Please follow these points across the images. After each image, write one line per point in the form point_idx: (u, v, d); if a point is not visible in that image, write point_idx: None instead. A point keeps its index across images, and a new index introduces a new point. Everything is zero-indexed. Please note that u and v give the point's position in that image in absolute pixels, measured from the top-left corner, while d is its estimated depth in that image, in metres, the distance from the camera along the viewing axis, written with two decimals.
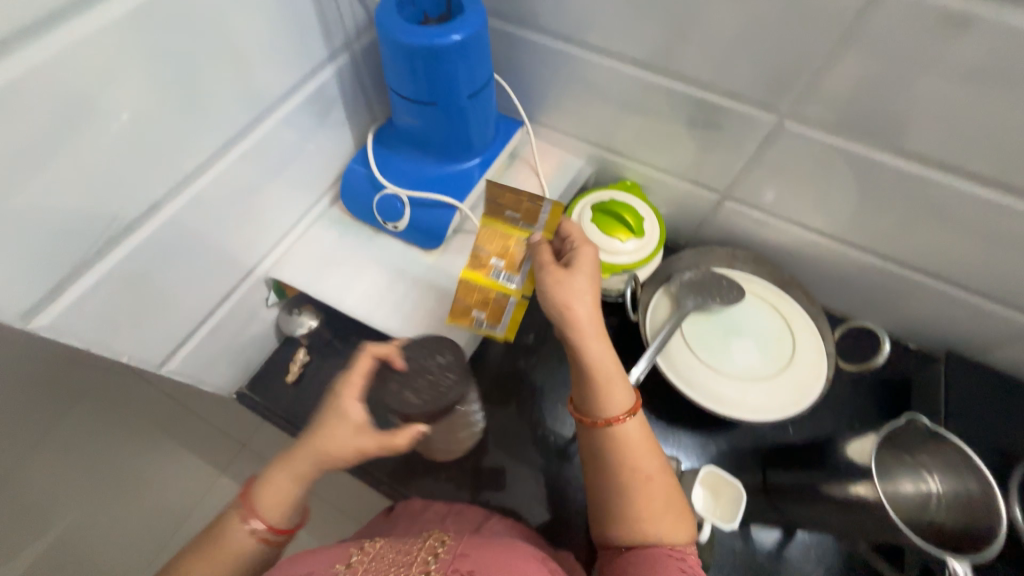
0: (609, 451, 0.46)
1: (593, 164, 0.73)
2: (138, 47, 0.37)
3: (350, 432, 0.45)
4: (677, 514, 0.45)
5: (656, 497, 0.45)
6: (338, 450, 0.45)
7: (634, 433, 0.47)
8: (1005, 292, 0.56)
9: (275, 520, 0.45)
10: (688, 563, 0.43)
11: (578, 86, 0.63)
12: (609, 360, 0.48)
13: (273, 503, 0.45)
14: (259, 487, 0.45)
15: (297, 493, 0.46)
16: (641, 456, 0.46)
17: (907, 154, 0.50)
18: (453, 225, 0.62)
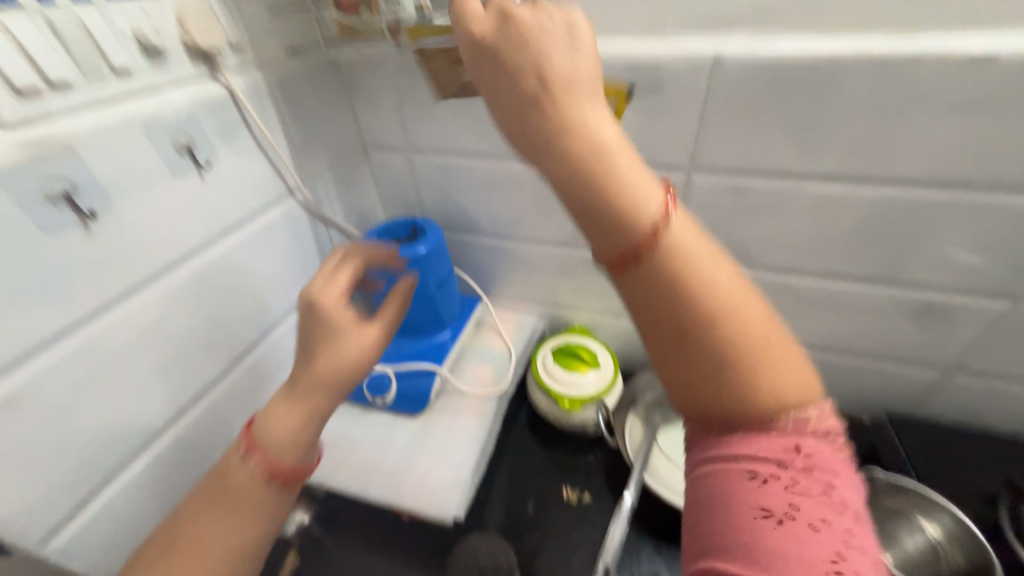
0: (673, 291, 0.30)
1: (546, 319, 0.88)
2: (184, 298, 0.50)
3: (354, 335, 0.51)
4: (801, 368, 0.32)
5: (767, 395, 0.30)
6: (337, 358, 0.49)
7: (713, 277, 0.31)
8: (897, 353, 0.68)
9: (293, 424, 0.46)
10: (802, 459, 0.30)
11: (519, 264, 0.82)
12: (642, 184, 0.31)
13: (276, 436, 0.46)
14: (261, 421, 0.46)
15: (297, 418, 0.47)
16: (754, 369, 0.30)
17: (767, 268, 0.67)
18: (435, 390, 0.71)
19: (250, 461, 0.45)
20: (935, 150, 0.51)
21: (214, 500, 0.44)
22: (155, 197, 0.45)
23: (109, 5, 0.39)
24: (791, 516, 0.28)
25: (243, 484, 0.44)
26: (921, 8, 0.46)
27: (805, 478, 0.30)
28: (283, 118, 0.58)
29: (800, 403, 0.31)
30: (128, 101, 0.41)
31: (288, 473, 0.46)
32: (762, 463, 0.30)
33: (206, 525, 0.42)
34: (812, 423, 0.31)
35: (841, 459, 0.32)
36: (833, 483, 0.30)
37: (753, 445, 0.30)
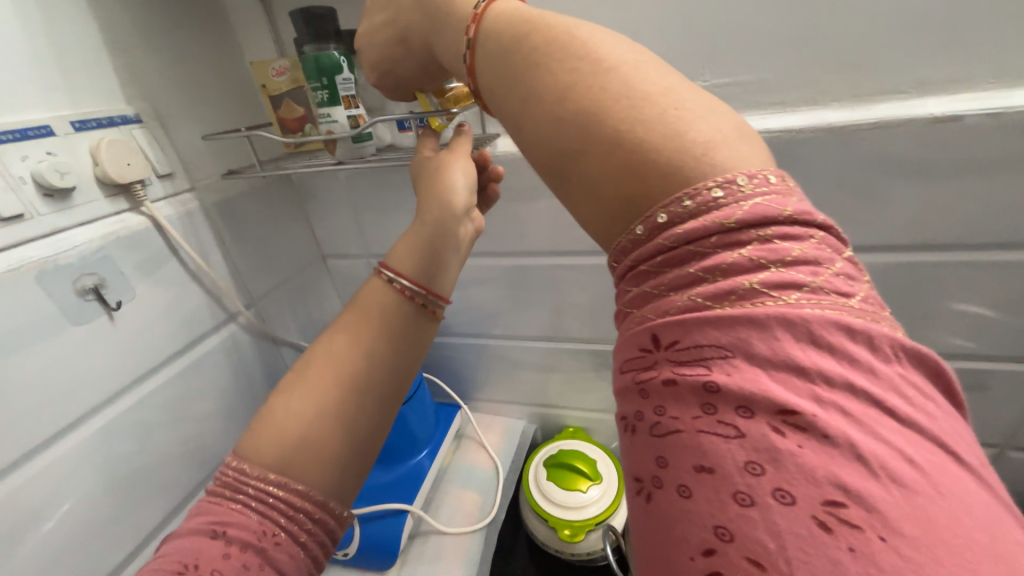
0: (561, 132, 0.25)
1: (536, 420, 0.79)
2: (82, 469, 0.41)
3: (385, 286, 0.37)
4: (666, 148, 0.23)
5: (602, 159, 0.24)
6: (362, 308, 0.36)
7: (549, 71, 0.26)
8: None
9: (424, 245, 0.39)
10: (731, 368, 0.20)
11: (500, 364, 0.75)
12: (512, 24, 0.28)
13: (409, 250, 0.38)
14: (399, 245, 0.39)
15: (300, 403, 0.34)
16: (583, 148, 0.25)
17: None
18: (407, 533, 0.59)
19: (393, 279, 0.37)
20: (927, 215, 0.47)
21: (352, 319, 0.36)
22: (49, 349, 0.38)
23: (3, 152, 0.36)
24: (651, 436, 0.22)
25: (381, 303, 0.37)
26: (873, 81, 0.45)
27: (670, 389, 0.21)
28: (225, 242, 0.54)
29: (656, 197, 0.23)
30: (19, 250, 0.37)
31: (427, 294, 0.37)
32: (631, 365, 0.24)
33: (346, 345, 0.35)
34: (675, 303, 0.22)
35: (740, 326, 0.20)
36: (714, 386, 0.20)
37: (620, 347, 0.25)
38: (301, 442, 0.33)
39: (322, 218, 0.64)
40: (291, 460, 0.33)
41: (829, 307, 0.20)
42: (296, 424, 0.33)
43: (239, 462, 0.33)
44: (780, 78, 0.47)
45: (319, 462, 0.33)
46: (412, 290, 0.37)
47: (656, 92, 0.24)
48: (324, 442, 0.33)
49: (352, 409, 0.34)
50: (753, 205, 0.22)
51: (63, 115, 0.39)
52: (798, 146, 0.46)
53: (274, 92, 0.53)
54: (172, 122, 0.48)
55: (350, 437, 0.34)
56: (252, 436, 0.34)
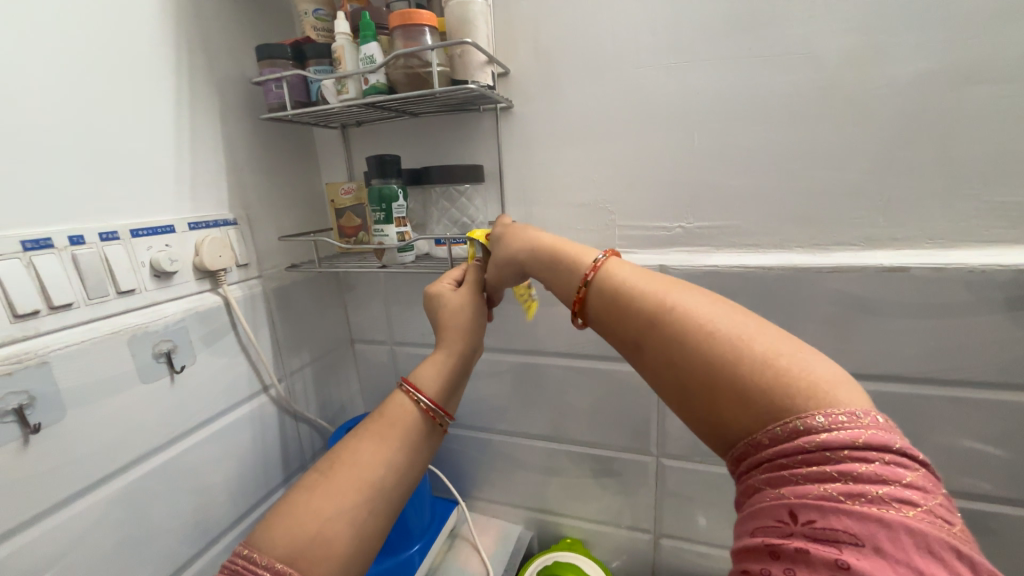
0: (691, 353, 0.30)
1: (532, 526, 0.77)
2: (103, 521, 0.44)
3: (409, 401, 0.44)
4: (794, 374, 0.27)
5: (731, 372, 0.28)
6: (390, 416, 0.43)
7: (672, 300, 0.32)
8: None
9: (446, 372, 0.48)
10: (862, 553, 0.22)
11: (502, 461, 0.76)
12: (626, 275, 0.36)
13: (429, 375, 0.47)
14: (421, 368, 0.48)
15: (328, 492, 0.37)
16: (713, 362, 0.29)
17: None
18: None
19: (416, 397, 0.44)
20: (895, 349, 0.52)
21: (373, 426, 0.42)
22: (116, 401, 0.44)
23: (138, 243, 0.47)
24: None
25: (404, 416, 0.43)
26: (830, 233, 0.54)
27: (805, 559, 0.23)
28: (274, 323, 0.62)
29: (790, 411, 0.26)
30: (121, 316, 0.46)
31: (442, 413, 0.46)
32: (763, 530, 0.26)
33: (369, 448, 0.40)
34: (810, 490, 0.25)
35: (874, 523, 0.23)
36: (845, 563, 0.22)
37: (751, 512, 0.27)
38: (319, 538, 0.35)
39: (357, 307, 0.73)
40: (305, 551, 0.34)
41: (942, 531, 0.23)
42: (320, 518, 0.35)
43: (250, 551, 0.34)
44: (752, 225, 0.56)
45: (329, 557, 0.35)
46: (432, 409, 0.44)
47: (770, 334, 0.29)
48: (342, 538, 0.35)
49: (368, 508, 0.37)
50: (875, 431, 0.25)
51: (185, 217, 0.51)
52: (771, 281, 0.54)
53: (339, 206, 0.64)
54: (258, 224, 0.61)
55: (363, 539, 0.37)
56: (273, 527, 0.35)
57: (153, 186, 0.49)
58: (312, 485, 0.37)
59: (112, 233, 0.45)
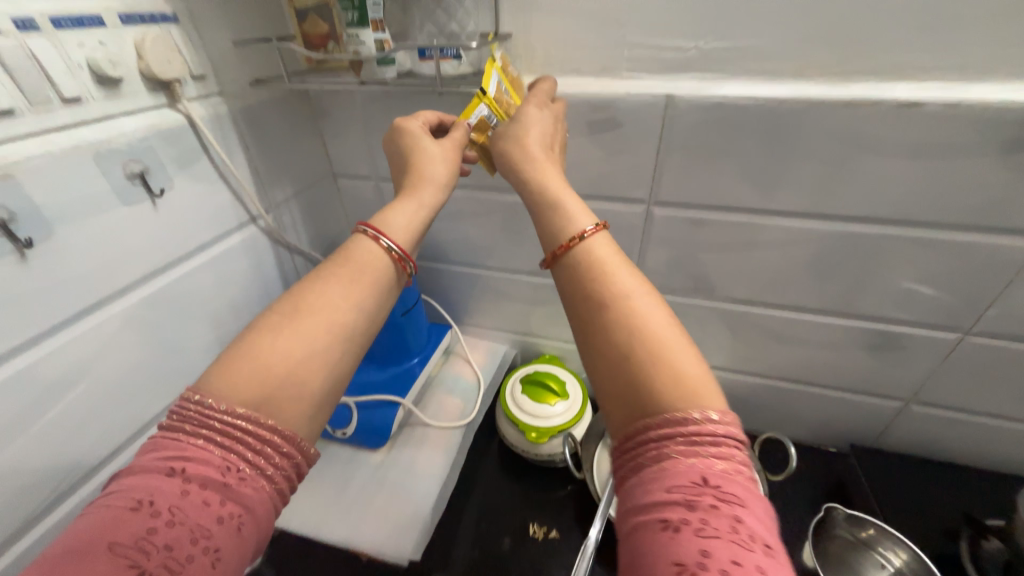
0: (643, 339, 0.35)
1: (516, 346, 0.88)
2: (124, 333, 0.47)
3: (372, 244, 0.41)
4: (702, 383, 0.34)
5: (672, 366, 0.34)
6: (357, 260, 0.40)
7: (632, 302, 0.37)
8: (855, 384, 0.70)
9: (413, 221, 0.44)
10: (743, 512, 0.30)
11: (490, 293, 0.82)
12: (605, 258, 0.39)
13: (399, 219, 0.43)
14: (381, 214, 0.44)
15: (292, 336, 0.35)
16: (650, 363, 0.34)
17: (727, 297, 0.68)
18: (396, 422, 0.68)
19: (383, 243, 0.41)
20: (878, 190, 0.53)
21: (340, 269, 0.40)
22: (103, 222, 0.43)
23: (65, 38, 0.39)
24: (696, 533, 0.28)
25: (371, 262, 0.40)
26: (855, 59, 0.49)
27: (715, 513, 0.29)
28: (249, 148, 0.58)
29: (704, 404, 0.33)
30: (76, 130, 0.41)
31: (410, 259, 0.43)
32: (680, 489, 0.30)
33: (335, 288, 0.38)
34: (718, 464, 0.31)
35: (749, 491, 0.31)
36: (739, 517, 0.29)
37: (664, 474, 0.31)
38: (289, 377, 0.34)
39: (335, 137, 0.68)
40: (272, 390, 0.34)
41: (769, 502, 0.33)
42: (293, 355, 0.35)
43: (206, 397, 0.33)
44: (776, 47, 0.50)
45: (300, 394, 0.34)
46: (400, 254, 0.42)
47: (687, 341, 0.36)
48: (313, 378, 0.35)
49: (336, 352, 0.37)
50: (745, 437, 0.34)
51: (112, 6, 0.42)
52: (779, 115, 0.51)
53: (299, 5, 0.53)
54: (205, 24, 0.51)
55: (336, 376, 0.37)
56: (238, 362, 0.34)
57: None
58: (278, 326, 0.36)
59: (29, 21, 0.37)
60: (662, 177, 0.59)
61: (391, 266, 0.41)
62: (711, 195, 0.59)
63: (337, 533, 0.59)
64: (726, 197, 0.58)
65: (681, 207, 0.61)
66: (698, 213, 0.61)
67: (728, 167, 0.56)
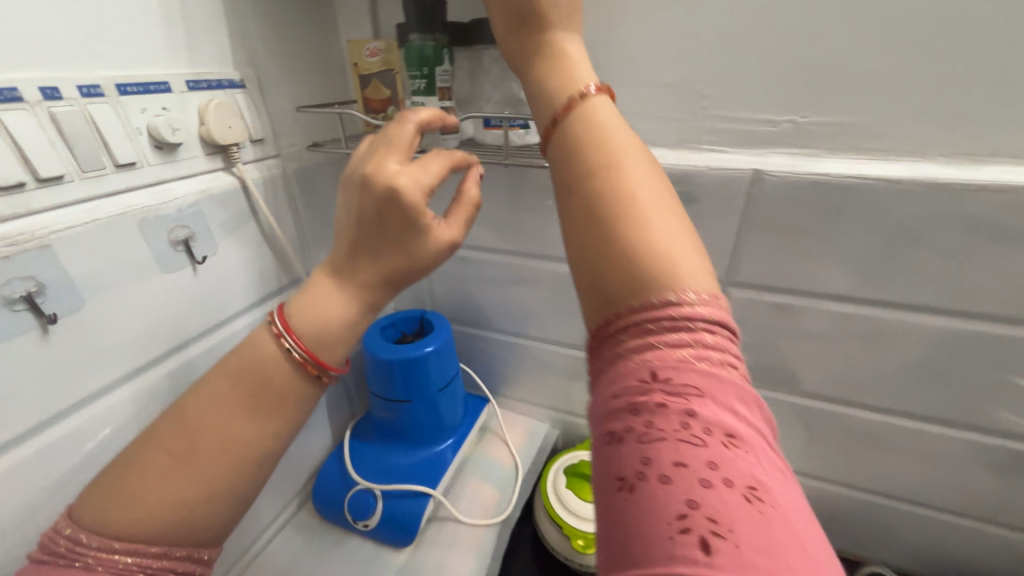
0: (620, 242, 0.27)
1: (558, 425, 0.79)
2: (143, 411, 0.43)
3: (274, 346, 0.34)
4: (681, 269, 0.26)
5: (645, 257, 0.26)
6: (258, 364, 0.33)
7: (640, 205, 0.28)
8: (978, 510, 0.57)
9: (333, 319, 0.34)
10: (697, 419, 0.23)
11: (533, 365, 0.75)
12: (589, 130, 0.31)
13: (317, 315, 0.34)
14: (301, 296, 0.35)
15: (187, 470, 0.32)
16: (654, 268, 0.26)
17: (813, 393, 0.58)
18: (425, 517, 0.59)
19: (285, 343, 0.34)
20: (1016, 285, 0.44)
21: (239, 387, 0.33)
22: (138, 290, 0.40)
23: (129, 104, 0.38)
24: (639, 442, 0.23)
25: (273, 370, 0.34)
26: (981, 136, 0.43)
27: (660, 412, 0.24)
28: (297, 210, 0.55)
29: (681, 288, 0.26)
30: (126, 195, 0.39)
31: (324, 367, 0.34)
32: (625, 390, 0.25)
33: (225, 409, 0.33)
34: (677, 355, 0.25)
35: (714, 385, 0.24)
36: (691, 411, 0.23)
37: (615, 375, 0.26)
38: (183, 515, 0.31)
39: None
40: (163, 531, 0.31)
41: (759, 412, 0.25)
42: (185, 497, 0.31)
43: (76, 531, 0.31)
44: (881, 123, 0.45)
45: (195, 527, 0.32)
46: (306, 359, 0.34)
47: (675, 232, 0.27)
48: (212, 508, 0.32)
49: (240, 479, 0.33)
50: (731, 338, 0.26)
51: (180, 73, 0.41)
52: (890, 197, 0.45)
53: (364, 71, 0.52)
54: (269, 89, 0.50)
55: (233, 507, 0.34)
56: (92, 497, 0.32)
57: (135, 28, 0.38)
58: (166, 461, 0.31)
59: (95, 87, 0.36)
60: (742, 258, 0.52)
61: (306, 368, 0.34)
62: (800, 280, 0.51)
63: None
64: (818, 283, 0.51)
65: (763, 290, 0.53)
66: (783, 298, 0.53)
67: (822, 251, 0.49)
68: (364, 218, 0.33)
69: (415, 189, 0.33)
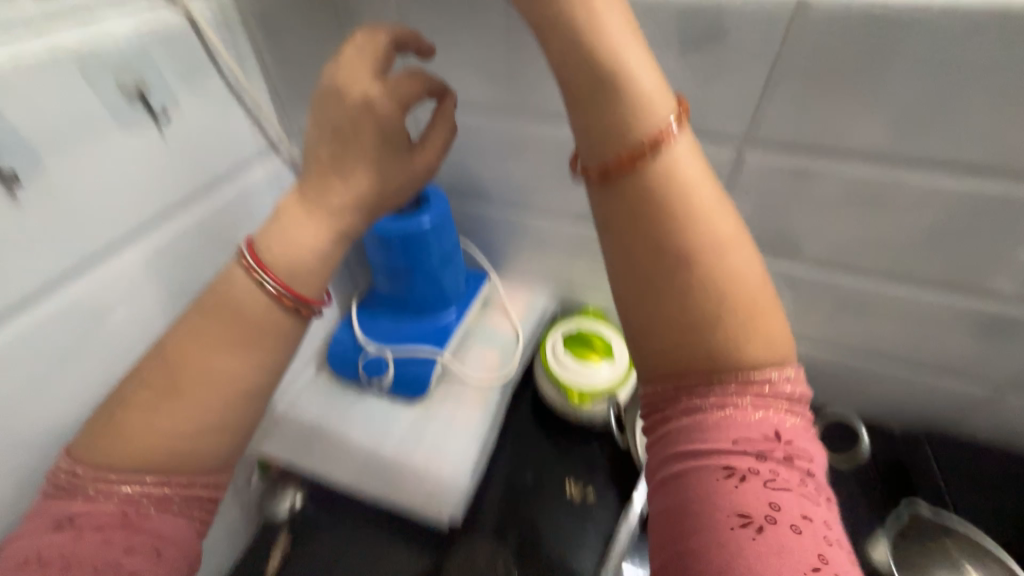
0: (705, 287, 0.30)
1: (557, 299, 0.81)
2: (142, 281, 0.42)
3: (249, 280, 0.36)
4: (749, 305, 0.31)
5: (725, 300, 0.30)
6: (235, 302, 0.36)
7: (701, 202, 0.31)
8: (946, 367, 0.61)
9: (312, 249, 0.38)
10: (788, 440, 0.30)
11: (533, 240, 0.73)
12: (672, 153, 0.30)
13: (297, 244, 0.37)
14: (270, 230, 0.37)
15: (177, 404, 0.34)
16: (738, 325, 0.30)
17: (813, 262, 0.58)
18: (434, 377, 0.65)
19: (258, 277, 0.36)
20: None
21: (212, 320, 0.36)
22: (100, 148, 0.36)
23: None
24: (746, 478, 0.29)
25: (250, 308, 0.36)
26: None
27: (784, 463, 0.30)
28: (263, 60, 0.48)
29: (760, 314, 0.31)
30: (51, 28, 0.33)
31: (303, 300, 0.37)
32: (746, 440, 0.29)
33: (201, 346, 0.35)
34: (785, 392, 0.31)
35: (800, 419, 0.31)
36: (809, 470, 0.31)
37: (731, 424, 0.30)
38: (180, 444, 0.35)
39: None
40: (163, 460, 0.34)
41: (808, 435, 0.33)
42: (179, 429, 0.34)
43: (76, 465, 0.34)
44: None
45: (194, 458, 0.35)
46: (284, 293, 0.36)
47: (742, 263, 0.31)
48: (206, 438, 0.35)
49: (231, 410, 0.36)
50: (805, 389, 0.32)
51: None
52: (945, 35, 0.39)
53: None
54: None
55: (227, 439, 0.36)
56: (87, 436, 0.35)
57: None
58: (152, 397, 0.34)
59: None
60: (766, 111, 0.47)
61: (285, 303, 0.37)
62: (825, 137, 0.47)
63: (378, 486, 0.59)
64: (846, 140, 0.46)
65: (782, 150, 0.49)
66: (803, 159, 0.49)
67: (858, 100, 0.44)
68: (332, 137, 0.38)
69: (387, 113, 0.38)
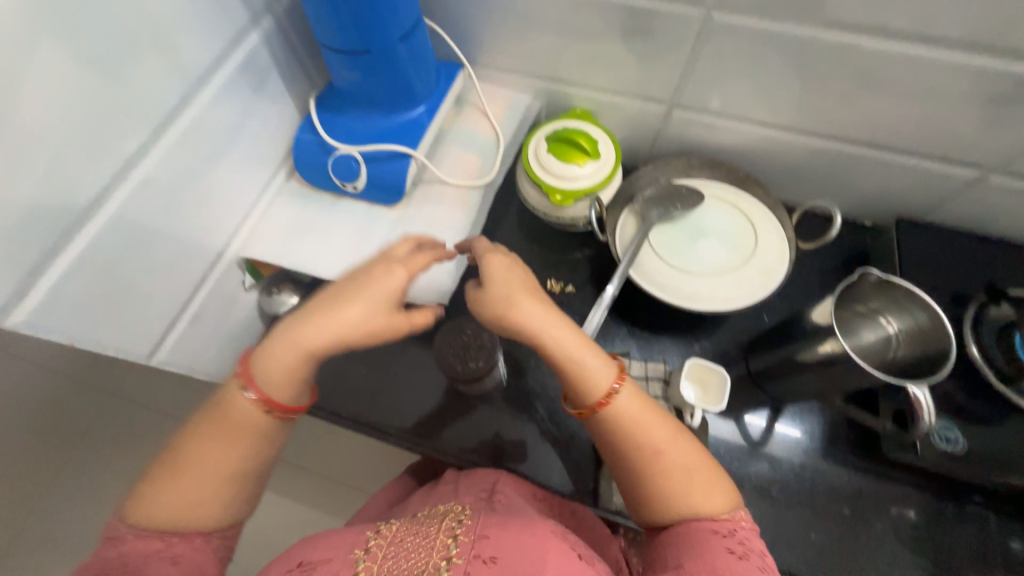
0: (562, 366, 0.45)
1: (542, 98, 0.72)
2: (42, 36, 0.36)
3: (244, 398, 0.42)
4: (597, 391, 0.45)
5: (579, 377, 0.45)
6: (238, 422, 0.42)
7: (530, 301, 0.46)
8: (940, 149, 0.59)
9: (285, 367, 0.42)
10: (745, 533, 0.41)
11: (510, 15, 0.61)
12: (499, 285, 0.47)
13: (277, 367, 0.42)
14: (259, 353, 0.43)
15: (199, 489, 0.41)
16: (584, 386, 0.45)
17: (831, 23, 0.50)
18: (410, 177, 0.62)
19: (245, 390, 0.42)
20: None
21: (207, 436, 0.42)
22: None
23: None
24: (721, 537, 0.40)
25: (240, 407, 0.42)
26: None
27: (739, 533, 0.41)
28: None
29: (645, 459, 0.44)
30: None
31: (274, 402, 0.43)
32: (714, 527, 0.41)
33: (207, 450, 0.42)
34: (739, 516, 0.42)
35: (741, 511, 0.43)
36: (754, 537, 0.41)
37: (697, 519, 0.42)
38: (198, 503, 0.41)
39: None
40: (186, 512, 0.40)
41: None
42: (204, 500, 0.41)
43: (119, 521, 0.40)
44: None
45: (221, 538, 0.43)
46: (262, 401, 0.42)
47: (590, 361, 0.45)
48: (225, 512, 0.42)
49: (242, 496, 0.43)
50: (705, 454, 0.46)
51: None
52: None
53: None
54: None
55: (238, 502, 0.43)
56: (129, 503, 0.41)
57: None
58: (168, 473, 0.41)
59: None
60: None
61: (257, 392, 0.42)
62: None
63: None
64: None
65: None
66: None
67: None
68: (329, 298, 0.44)
69: (389, 287, 0.44)
